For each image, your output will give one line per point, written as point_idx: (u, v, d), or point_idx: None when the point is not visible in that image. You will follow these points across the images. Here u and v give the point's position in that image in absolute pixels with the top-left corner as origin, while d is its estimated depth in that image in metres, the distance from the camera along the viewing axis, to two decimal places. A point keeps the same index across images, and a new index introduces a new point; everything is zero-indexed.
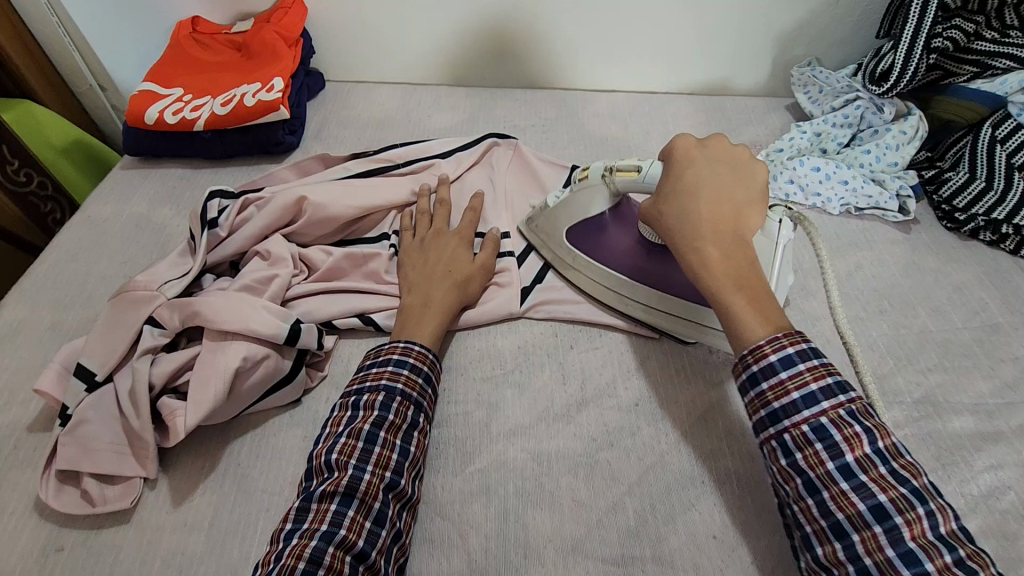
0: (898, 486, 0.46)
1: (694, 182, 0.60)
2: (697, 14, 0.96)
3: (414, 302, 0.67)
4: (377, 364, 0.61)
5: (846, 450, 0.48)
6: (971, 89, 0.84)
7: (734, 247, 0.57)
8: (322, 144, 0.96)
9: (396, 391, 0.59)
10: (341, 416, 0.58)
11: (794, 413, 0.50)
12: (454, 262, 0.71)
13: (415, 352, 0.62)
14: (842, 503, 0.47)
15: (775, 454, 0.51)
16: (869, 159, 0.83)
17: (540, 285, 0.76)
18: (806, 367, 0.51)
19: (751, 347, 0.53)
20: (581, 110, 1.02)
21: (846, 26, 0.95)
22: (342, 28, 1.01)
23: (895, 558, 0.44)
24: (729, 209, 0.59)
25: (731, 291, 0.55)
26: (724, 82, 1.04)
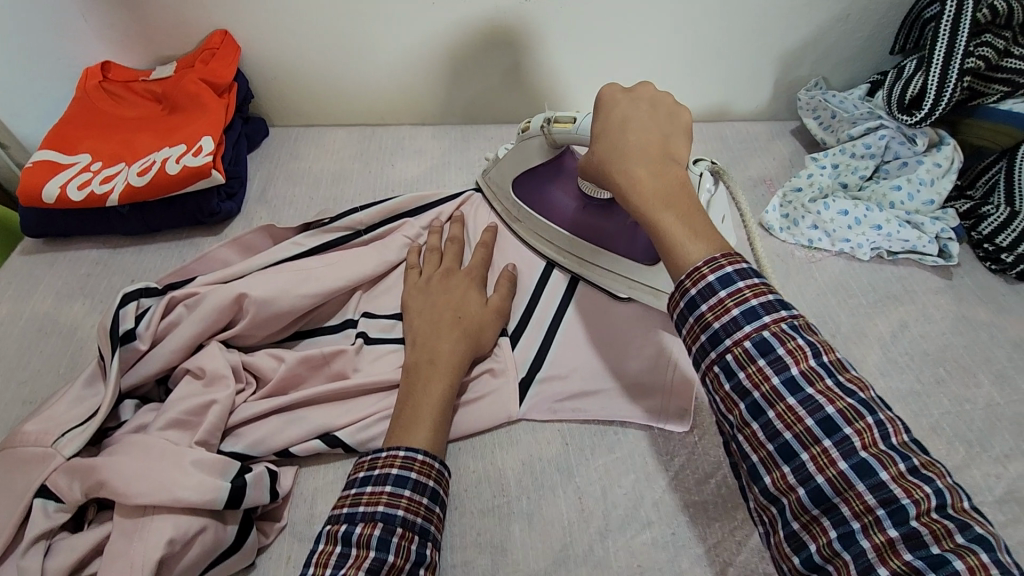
0: (847, 397, 0.39)
1: (616, 120, 0.56)
2: (690, 36, 0.85)
3: (416, 357, 0.58)
4: (371, 480, 0.49)
5: (790, 363, 0.40)
6: (1003, 111, 0.75)
7: (661, 171, 0.52)
8: (268, 208, 0.81)
9: (395, 520, 0.47)
10: (327, 555, 0.45)
11: (734, 330, 0.42)
12: (461, 304, 0.63)
13: (418, 461, 0.50)
14: (790, 422, 0.39)
15: (718, 381, 0.42)
16: (902, 197, 0.74)
17: (541, 374, 0.63)
18: (745, 284, 0.42)
19: (689, 270, 0.45)
20: None
21: (855, 43, 0.85)
22: (285, 67, 0.87)
23: (848, 472, 0.37)
24: (659, 140, 0.55)
25: (661, 211, 0.49)
26: (721, 107, 0.94)
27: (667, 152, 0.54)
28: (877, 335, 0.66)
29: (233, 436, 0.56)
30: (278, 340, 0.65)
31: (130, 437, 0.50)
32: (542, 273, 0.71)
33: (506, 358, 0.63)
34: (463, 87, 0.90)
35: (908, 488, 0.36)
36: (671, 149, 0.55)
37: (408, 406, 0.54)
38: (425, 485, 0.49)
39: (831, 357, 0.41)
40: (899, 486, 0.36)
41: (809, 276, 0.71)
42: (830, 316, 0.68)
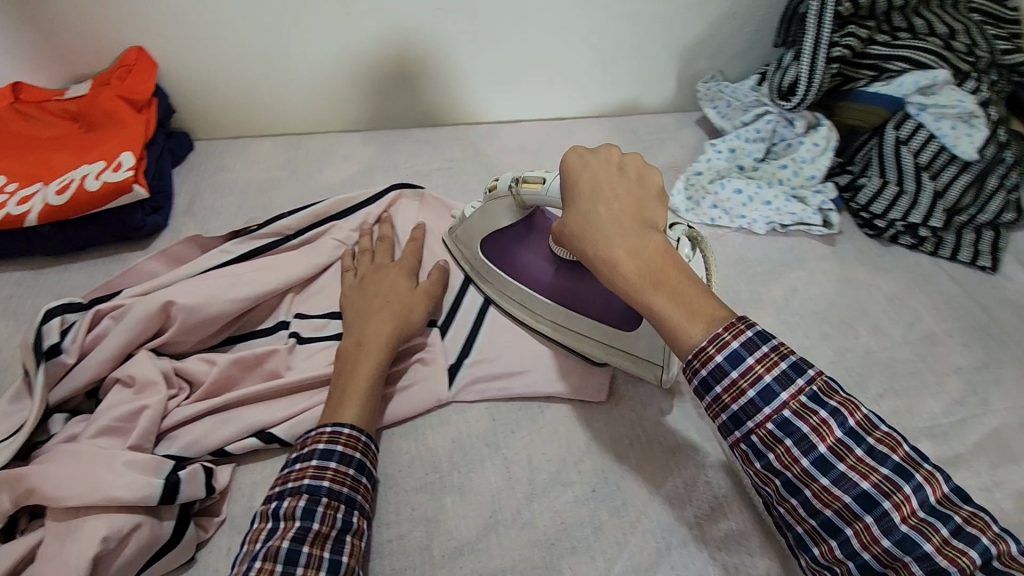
0: (879, 467, 0.42)
1: (578, 190, 0.55)
2: (595, 36, 0.91)
3: (346, 342, 0.61)
4: (300, 460, 0.52)
5: (817, 442, 0.43)
6: (871, 94, 0.84)
7: (642, 239, 0.50)
8: (196, 220, 0.82)
9: (320, 490, 0.50)
10: (259, 530, 0.48)
11: (755, 413, 0.44)
12: (389, 290, 0.66)
13: (344, 435, 0.54)
14: (828, 501, 0.42)
15: (748, 458, 0.46)
16: (786, 175, 0.82)
17: (468, 360, 0.66)
18: (755, 360, 0.44)
19: (695, 351, 0.46)
20: (488, 146, 0.95)
21: (745, 37, 0.93)
22: (205, 81, 0.88)
23: (892, 548, 0.40)
24: (629, 204, 0.53)
25: (651, 292, 0.47)
26: (632, 102, 1.00)
27: (643, 216, 0.52)
28: (772, 299, 0.73)
29: (167, 440, 0.57)
30: (210, 346, 0.66)
31: (61, 446, 0.51)
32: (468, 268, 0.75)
33: (435, 347, 0.66)
34: (386, 95, 0.93)
35: (952, 557, 0.39)
36: (645, 210, 0.53)
37: (340, 391, 0.57)
38: (351, 456, 0.53)
39: (856, 420, 0.43)
40: (943, 555, 0.39)
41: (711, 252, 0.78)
42: (731, 286, 0.75)
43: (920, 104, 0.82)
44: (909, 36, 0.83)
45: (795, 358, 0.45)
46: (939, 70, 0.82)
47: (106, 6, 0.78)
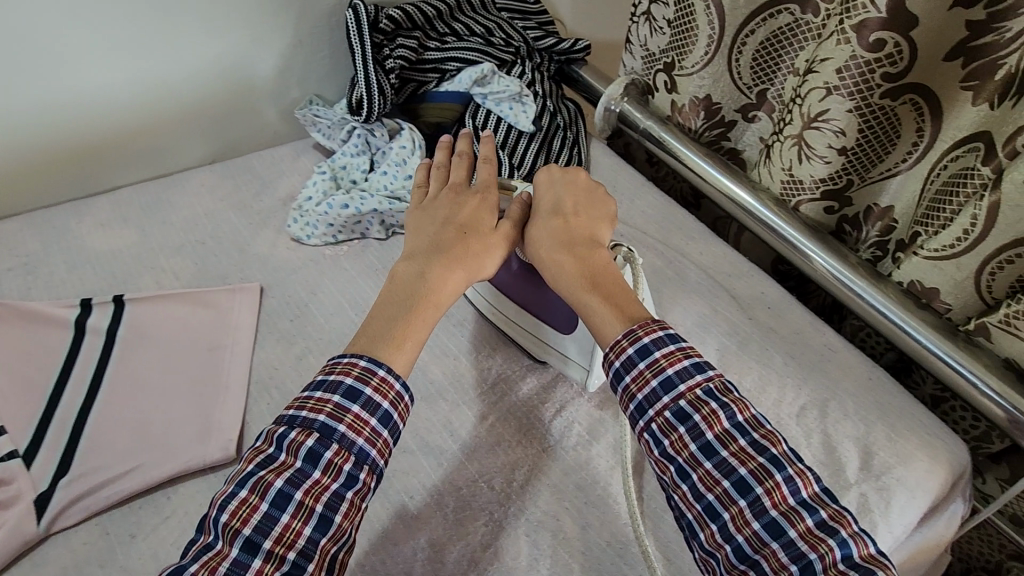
0: (757, 456, 0.49)
1: (545, 206, 0.66)
2: (164, 85, 0.86)
3: (406, 273, 0.60)
4: (327, 384, 0.52)
5: (705, 429, 0.51)
6: (442, 92, 0.97)
7: (586, 253, 0.62)
8: None
9: (334, 435, 0.49)
10: (258, 451, 0.49)
11: (655, 401, 0.53)
12: (467, 221, 0.65)
13: (376, 378, 0.52)
14: (710, 484, 0.50)
15: (649, 446, 0.53)
16: (391, 179, 0.87)
17: (66, 479, 0.59)
18: (660, 354, 0.53)
19: (613, 343, 0.56)
20: (76, 223, 0.83)
21: (323, 61, 0.97)
22: None
23: (761, 531, 0.47)
24: (584, 227, 0.64)
25: (587, 293, 0.59)
26: (242, 140, 0.99)
27: (591, 234, 0.64)
28: None
29: None
30: None
31: None
32: (62, 373, 0.67)
33: (18, 483, 0.58)
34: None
35: (813, 545, 0.46)
36: (594, 231, 0.64)
37: (385, 329, 0.56)
38: (377, 405, 0.51)
39: (746, 417, 0.52)
40: (806, 542, 0.46)
41: (337, 270, 0.82)
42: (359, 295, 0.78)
43: (480, 93, 0.95)
44: (455, 39, 0.97)
45: (700, 358, 0.54)
46: (484, 63, 0.95)
47: None
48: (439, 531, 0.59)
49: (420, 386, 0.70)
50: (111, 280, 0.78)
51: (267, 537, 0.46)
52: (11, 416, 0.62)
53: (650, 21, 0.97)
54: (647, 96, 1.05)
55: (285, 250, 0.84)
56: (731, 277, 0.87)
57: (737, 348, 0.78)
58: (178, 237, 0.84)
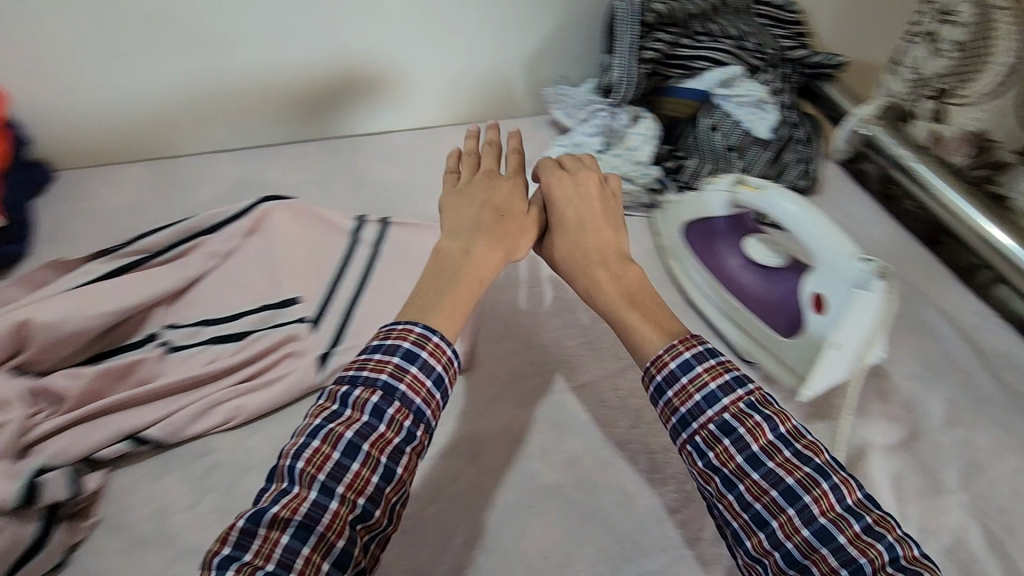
0: (803, 466, 0.49)
1: (572, 212, 0.68)
2: (448, 52, 1.00)
3: (450, 250, 0.63)
4: (381, 350, 0.53)
5: (751, 441, 0.50)
6: (684, 88, 0.98)
7: (621, 268, 0.64)
8: (65, 245, 0.84)
9: (395, 393, 0.52)
10: (324, 408, 0.51)
11: (699, 414, 0.52)
12: (505, 207, 0.68)
13: (431, 344, 0.54)
14: (758, 494, 0.49)
15: (692, 458, 0.53)
16: (621, 162, 0.93)
17: (339, 347, 0.73)
18: (703, 368, 0.53)
19: (653, 358, 0.56)
20: (358, 155, 1.00)
21: (578, 46, 1.05)
22: (65, 115, 0.90)
23: (811, 538, 0.47)
24: (613, 237, 0.67)
25: (628, 308, 0.60)
26: (492, 109, 1.10)
27: (618, 247, 0.66)
28: None
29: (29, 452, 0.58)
30: (78, 361, 0.68)
31: None
32: (340, 265, 0.82)
33: (306, 340, 0.73)
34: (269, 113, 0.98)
35: (863, 549, 0.46)
36: (620, 244, 0.67)
37: (433, 299, 0.58)
38: (433, 368, 0.54)
39: (788, 428, 0.51)
40: (855, 547, 0.46)
41: None
42: None
43: (722, 94, 0.96)
44: (708, 39, 0.97)
45: (740, 373, 0.54)
46: (733, 65, 0.96)
47: None
48: (631, 485, 0.63)
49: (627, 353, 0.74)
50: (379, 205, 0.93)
51: (340, 483, 0.48)
52: (306, 291, 0.79)
53: (932, 43, 0.89)
54: (902, 122, 0.98)
55: None
56: (972, 330, 0.79)
57: (970, 403, 0.71)
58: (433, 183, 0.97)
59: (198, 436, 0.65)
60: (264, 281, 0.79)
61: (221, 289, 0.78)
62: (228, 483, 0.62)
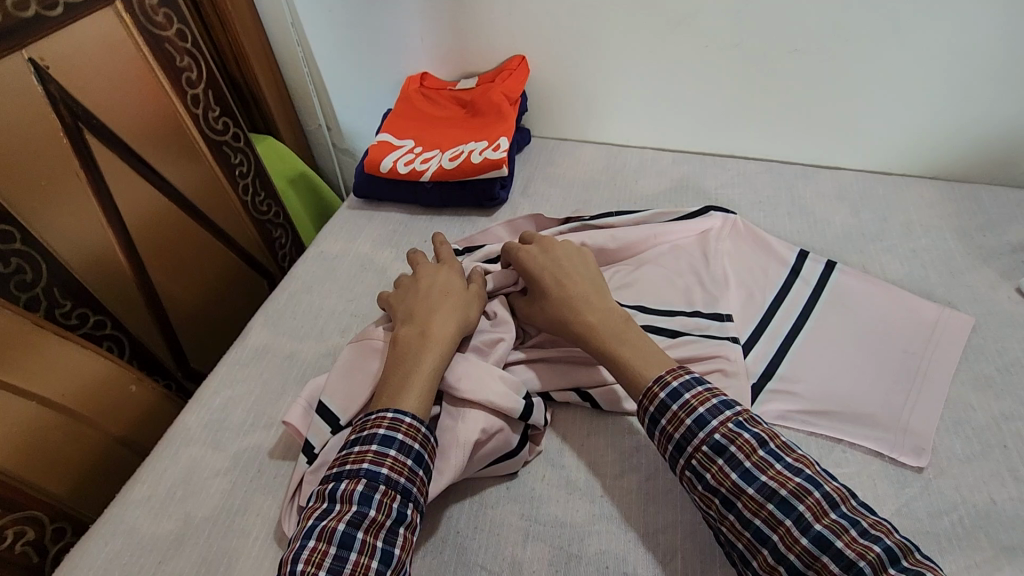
0: (795, 478, 0.49)
1: (546, 269, 0.68)
2: (959, 98, 0.86)
3: (406, 336, 0.64)
4: (360, 442, 0.56)
5: (742, 459, 0.51)
6: None
7: (606, 309, 0.64)
8: (530, 201, 0.97)
9: (379, 477, 0.53)
10: (314, 509, 0.53)
11: (693, 438, 0.53)
12: (444, 288, 0.69)
13: (405, 424, 0.57)
14: (756, 510, 0.49)
15: (691, 482, 0.53)
16: None
17: (770, 383, 0.69)
18: (691, 396, 0.55)
19: (644, 391, 0.57)
20: (803, 187, 0.94)
21: None
22: (558, 92, 1.04)
23: (811, 546, 0.46)
24: (591, 286, 0.66)
25: (619, 347, 0.60)
26: (980, 170, 0.91)
27: (596, 290, 0.66)
28: None
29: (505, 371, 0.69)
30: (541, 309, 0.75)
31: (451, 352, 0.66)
32: (778, 293, 0.77)
33: (739, 362, 0.68)
34: (732, 125, 0.98)
35: (860, 551, 0.45)
36: (596, 287, 0.67)
37: (405, 372, 0.60)
38: (410, 448, 0.56)
39: (776, 444, 0.52)
40: (852, 550, 0.45)
41: None
42: None
43: None
44: None
45: (725, 397, 0.55)
46: None
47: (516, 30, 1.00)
48: None
49: None
50: (823, 244, 0.85)
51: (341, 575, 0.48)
52: (735, 313, 0.75)
53: None
54: None
55: (1010, 300, 0.75)
56: None
57: None
58: (889, 237, 0.85)
59: (627, 414, 0.67)
60: (699, 284, 0.77)
61: (656, 279, 0.78)
62: (648, 468, 0.63)
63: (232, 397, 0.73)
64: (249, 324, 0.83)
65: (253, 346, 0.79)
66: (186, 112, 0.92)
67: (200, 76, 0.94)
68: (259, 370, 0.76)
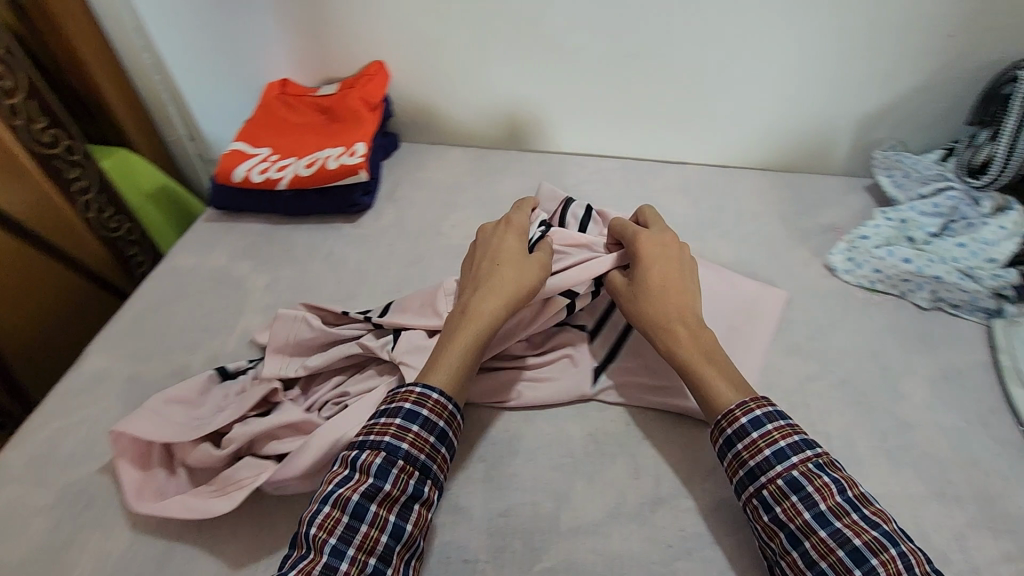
0: (871, 530, 0.49)
1: (650, 277, 0.67)
2: (774, 97, 0.95)
3: (457, 311, 0.66)
4: (387, 413, 0.58)
5: (819, 500, 0.51)
6: None
7: (696, 325, 0.65)
8: (395, 205, 0.98)
9: (398, 453, 0.55)
10: (336, 473, 0.55)
11: (768, 469, 0.54)
12: (502, 254, 0.69)
13: (432, 400, 0.58)
14: (824, 552, 0.50)
15: (758, 511, 0.54)
16: (967, 254, 0.79)
17: (613, 364, 0.71)
18: (773, 427, 0.56)
19: (725, 412, 0.58)
20: (651, 181, 1.01)
21: (935, 111, 0.92)
22: (423, 98, 1.06)
23: None
24: (682, 295, 0.67)
25: (701, 363, 0.62)
26: (802, 160, 1.02)
27: (695, 306, 0.67)
28: (923, 370, 0.73)
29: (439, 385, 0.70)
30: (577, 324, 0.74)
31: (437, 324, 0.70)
32: None
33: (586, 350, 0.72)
34: (585, 126, 1.04)
35: None
36: (693, 300, 0.67)
37: (446, 352, 0.62)
38: (434, 425, 0.57)
39: (854, 493, 0.52)
40: None
41: (864, 316, 0.79)
42: (883, 356, 0.74)
43: None
44: None
45: (807, 437, 0.56)
46: None
47: (372, 36, 1.00)
48: None
49: (934, 479, 0.63)
50: None
51: (350, 545, 0.51)
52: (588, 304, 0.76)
53: None
54: None
55: (818, 275, 0.84)
56: None
57: None
58: (723, 225, 0.93)
59: (477, 406, 0.70)
60: None
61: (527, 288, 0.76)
62: (495, 457, 0.65)
63: (63, 427, 0.69)
64: (87, 348, 0.78)
65: (91, 371, 0.75)
66: (4, 127, 0.85)
67: (19, 86, 0.86)
68: (96, 396, 0.72)
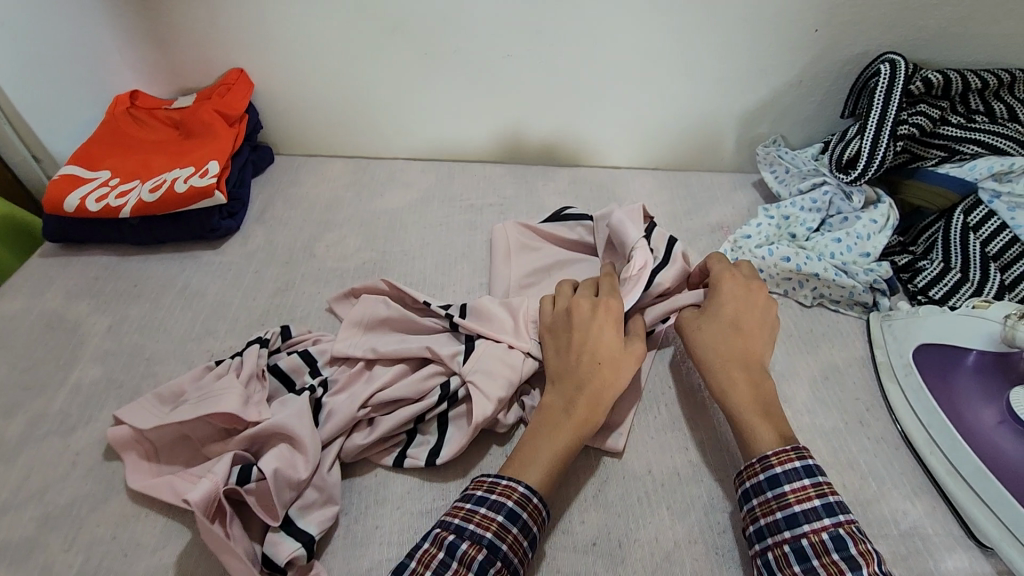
0: None
1: (723, 319, 0.66)
2: (657, 96, 0.93)
3: (553, 405, 0.59)
4: (487, 501, 0.52)
5: (862, 564, 0.48)
6: (941, 174, 0.81)
7: (757, 377, 0.62)
8: (265, 226, 0.89)
9: (499, 553, 0.49)
10: (431, 555, 0.50)
11: (815, 519, 0.51)
12: (604, 349, 0.61)
13: (533, 504, 0.53)
14: None
15: (789, 559, 0.50)
16: (843, 249, 0.79)
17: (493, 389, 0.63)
18: (824, 481, 0.54)
19: (779, 450, 0.56)
20: (541, 186, 0.97)
21: (811, 105, 0.92)
22: (294, 107, 0.98)
23: None
24: (746, 345, 0.64)
25: (757, 418, 0.59)
26: (692, 158, 1.01)
27: (761, 358, 0.64)
28: (805, 371, 0.71)
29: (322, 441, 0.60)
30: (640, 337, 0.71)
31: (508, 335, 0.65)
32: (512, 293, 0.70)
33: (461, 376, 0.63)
34: (471, 131, 0.99)
35: None
36: (760, 351, 0.64)
37: (540, 446, 0.56)
38: (530, 530, 0.52)
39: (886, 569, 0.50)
40: None
41: None
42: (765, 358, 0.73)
43: (993, 189, 0.78)
44: (984, 121, 0.81)
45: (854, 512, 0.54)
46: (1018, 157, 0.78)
47: (227, 41, 0.91)
48: None
49: None
50: None
51: None
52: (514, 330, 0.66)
53: None
54: None
55: None
56: None
57: None
58: None
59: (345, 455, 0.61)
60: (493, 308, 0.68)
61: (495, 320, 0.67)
62: (358, 510, 0.59)
63: None
64: None
65: None
66: None
67: None
68: None
